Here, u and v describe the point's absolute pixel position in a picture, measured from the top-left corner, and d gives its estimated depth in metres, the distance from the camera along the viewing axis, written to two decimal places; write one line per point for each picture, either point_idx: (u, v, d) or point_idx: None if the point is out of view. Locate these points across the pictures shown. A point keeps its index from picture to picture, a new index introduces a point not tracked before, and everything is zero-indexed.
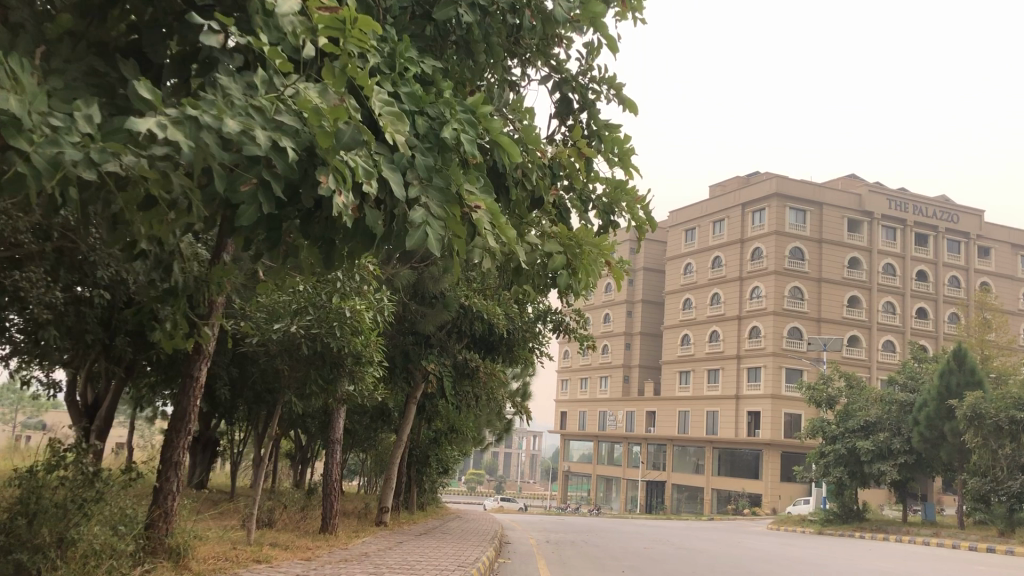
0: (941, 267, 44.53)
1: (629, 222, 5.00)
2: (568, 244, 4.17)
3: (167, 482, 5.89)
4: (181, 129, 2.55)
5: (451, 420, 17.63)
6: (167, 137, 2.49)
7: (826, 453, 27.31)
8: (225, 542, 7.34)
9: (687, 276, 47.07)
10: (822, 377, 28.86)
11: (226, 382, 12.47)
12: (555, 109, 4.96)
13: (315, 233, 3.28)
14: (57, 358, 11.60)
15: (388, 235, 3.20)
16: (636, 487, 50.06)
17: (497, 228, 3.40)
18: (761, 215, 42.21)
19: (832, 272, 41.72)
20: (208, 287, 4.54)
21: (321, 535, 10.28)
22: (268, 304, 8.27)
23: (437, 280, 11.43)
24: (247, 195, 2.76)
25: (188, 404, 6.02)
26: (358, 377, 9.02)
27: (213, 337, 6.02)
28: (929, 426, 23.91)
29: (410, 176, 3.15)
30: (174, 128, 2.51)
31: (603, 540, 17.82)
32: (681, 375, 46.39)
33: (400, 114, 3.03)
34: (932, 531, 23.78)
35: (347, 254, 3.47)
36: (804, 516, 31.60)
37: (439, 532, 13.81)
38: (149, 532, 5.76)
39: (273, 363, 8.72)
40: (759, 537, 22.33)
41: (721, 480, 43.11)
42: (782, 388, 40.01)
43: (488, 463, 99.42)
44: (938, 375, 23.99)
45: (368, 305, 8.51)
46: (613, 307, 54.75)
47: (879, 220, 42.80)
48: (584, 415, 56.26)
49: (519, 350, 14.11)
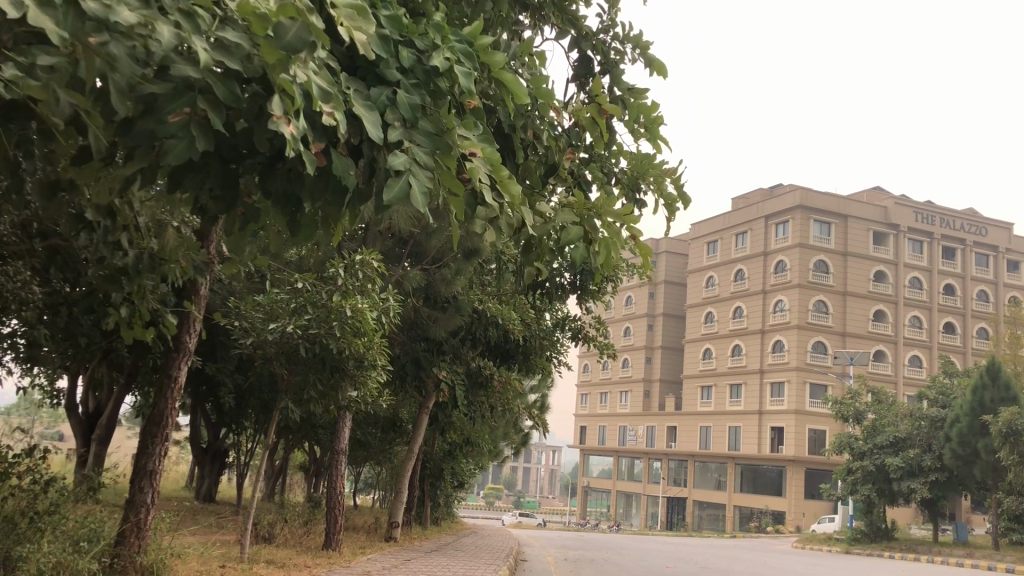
0: (970, 281, 43.47)
1: (656, 200, 4.37)
2: (582, 217, 3.57)
3: (140, 493, 5.26)
4: (57, 14, 2.02)
5: (466, 433, 17.00)
6: (35, 24, 1.97)
7: (853, 469, 26.35)
8: (211, 559, 6.74)
9: (709, 289, 46.20)
10: (849, 391, 28.04)
11: (231, 392, 11.94)
12: (573, 72, 4.40)
13: (274, 192, 2.73)
14: (56, 363, 11.17)
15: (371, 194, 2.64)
16: (657, 503, 49.08)
17: (499, 183, 2.83)
18: (785, 228, 41.32)
19: (858, 285, 40.85)
20: (174, 264, 4.01)
21: (324, 552, 9.67)
22: (266, 304, 7.79)
23: (449, 283, 10.89)
24: (175, 128, 2.21)
25: (165, 407, 5.39)
26: (361, 382, 8.25)
27: (191, 332, 5.49)
28: (961, 443, 22.86)
29: (389, 115, 2.59)
30: (42, 12, 2.00)
31: (623, 558, 17.06)
32: (703, 390, 45.43)
33: (362, 12, 2.43)
34: (964, 551, 22.78)
35: (322, 218, 2.90)
36: (831, 534, 30.64)
37: (451, 549, 13.16)
38: (117, 548, 5.17)
39: (270, 365, 8.17)
40: (783, 555, 21.50)
41: (743, 497, 42.13)
42: (806, 404, 39.07)
43: (506, 477, 98.18)
44: (971, 391, 23.01)
45: (372, 304, 7.95)
46: (634, 320, 53.93)
47: (905, 233, 41.81)
48: (604, 429, 55.37)
49: (535, 359, 13.47)
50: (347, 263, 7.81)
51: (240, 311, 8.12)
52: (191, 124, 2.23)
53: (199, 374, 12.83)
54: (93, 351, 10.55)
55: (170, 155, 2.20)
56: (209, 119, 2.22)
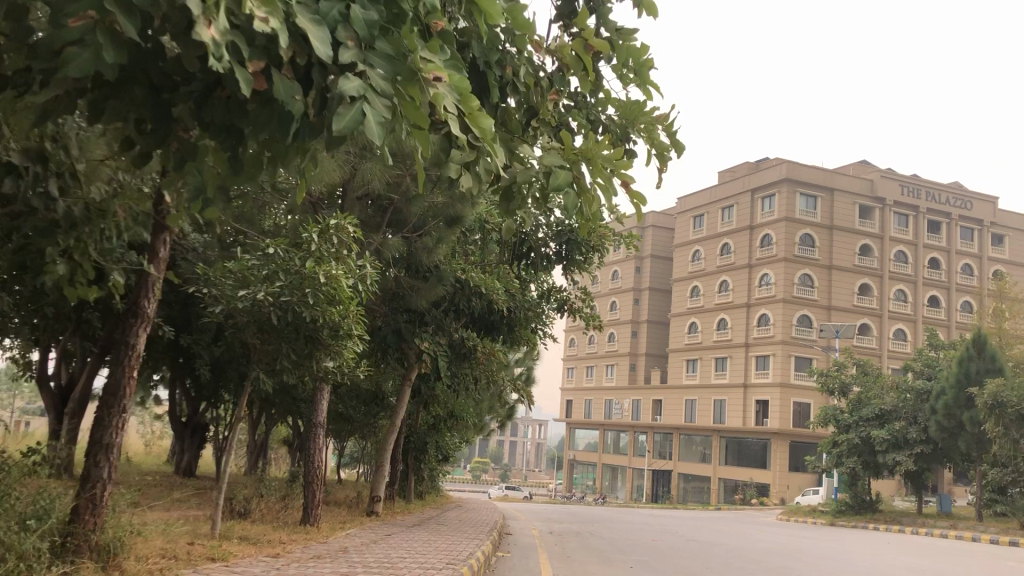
0: (955, 254, 43.44)
1: (647, 149, 4.13)
2: (571, 163, 3.28)
3: (96, 467, 4.97)
4: None
5: (450, 406, 16.75)
6: None
7: (839, 441, 26.38)
8: (177, 537, 6.45)
9: (695, 263, 45.98)
10: (834, 364, 28.04)
11: (207, 364, 11.62)
12: (558, 11, 4.04)
13: (212, 121, 2.46)
14: (27, 334, 10.81)
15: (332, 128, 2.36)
16: (642, 476, 49.18)
17: (467, 115, 2.53)
18: (771, 201, 41.05)
19: (843, 259, 40.74)
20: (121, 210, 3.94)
21: (302, 528, 9.41)
22: (236, 270, 7.45)
23: (430, 252, 10.56)
24: (78, 34, 1.92)
25: (122, 376, 5.07)
26: (337, 353, 7.90)
27: (150, 300, 5.16)
28: (947, 415, 22.80)
29: (341, 33, 2.26)
30: None
31: (609, 531, 16.89)
32: (688, 364, 45.39)
33: None
34: (947, 523, 22.77)
35: (265, 150, 2.62)
36: (816, 506, 30.73)
37: (434, 523, 12.93)
38: (70, 526, 4.88)
39: (241, 335, 7.81)
40: (769, 528, 21.39)
41: (728, 470, 42.21)
42: (791, 377, 39.07)
43: (493, 450, 97.66)
44: (958, 363, 22.87)
45: (347, 272, 7.67)
46: (620, 294, 53.75)
47: (891, 207, 41.67)
48: (590, 403, 55.39)
49: (519, 330, 13.20)
50: (321, 228, 7.52)
51: (209, 278, 7.77)
52: (98, 31, 1.93)
53: (173, 346, 12.48)
54: (61, 323, 10.16)
55: (71, 65, 1.92)
56: (119, 24, 1.92)
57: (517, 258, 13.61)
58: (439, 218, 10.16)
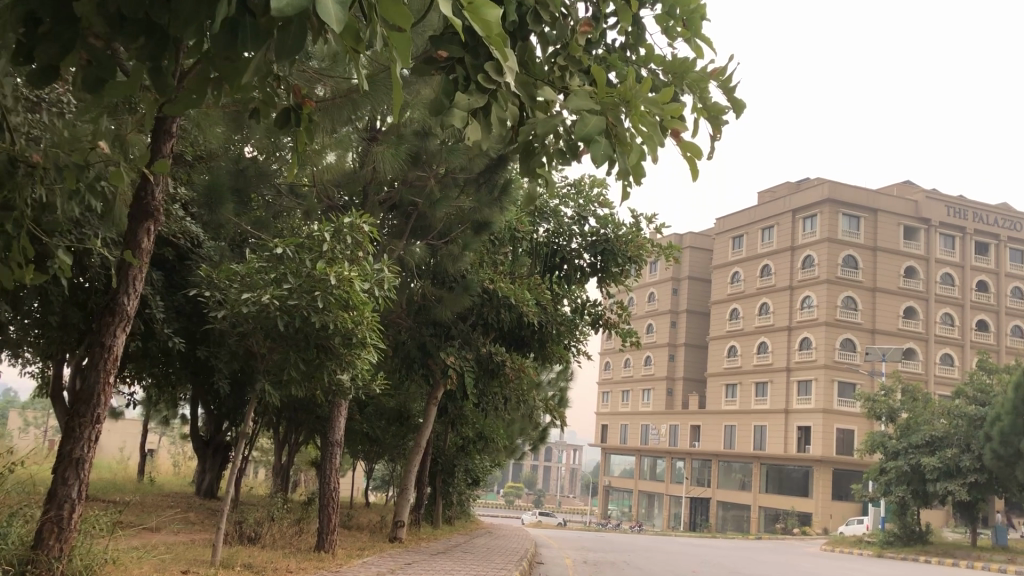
0: (1003, 277, 41.94)
1: (696, 109, 3.47)
2: (605, 106, 2.67)
3: (64, 486, 4.37)
4: None
5: (480, 425, 16.09)
6: None
7: (886, 469, 25.12)
8: (166, 566, 5.83)
9: (733, 286, 44.89)
10: (882, 388, 26.73)
11: (225, 379, 11.06)
12: None
13: (126, 17, 1.98)
14: (40, 345, 10.39)
15: (286, 29, 1.79)
16: (679, 504, 47.82)
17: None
18: (813, 222, 39.95)
19: (888, 281, 39.38)
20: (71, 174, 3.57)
21: (314, 554, 8.75)
22: (242, 272, 6.83)
23: (457, 259, 9.96)
24: None
25: (96, 381, 4.48)
26: (350, 364, 7.26)
27: (131, 301, 4.60)
28: (1003, 442, 21.48)
29: None
30: None
31: (644, 561, 15.99)
32: (727, 388, 44.23)
33: None
34: (1004, 558, 21.37)
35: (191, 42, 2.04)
36: (861, 536, 29.36)
37: (461, 551, 12.18)
38: (32, 555, 4.30)
39: (247, 344, 7.18)
40: (817, 559, 20.21)
41: (769, 498, 40.78)
42: (835, 403, 37.72)
43: (527, 475, 96.31)
44: (1014, 389, 21.62)
45: (363, 275, 7.12)
46: (657, 316, 52.82)
47: (936, 228, 40.35)
48: (626, 427, 54.26)
49: (552, 347, 12.50)
50: (334, 227, 6.97)
51: (214, 281, 7.14)
52: None
53: (193, 363, 11.94)
54: (72, 337, 9.52)
55: None
56: None
57: (549, 270, 13.04)
58: (467, 224, 9.56)
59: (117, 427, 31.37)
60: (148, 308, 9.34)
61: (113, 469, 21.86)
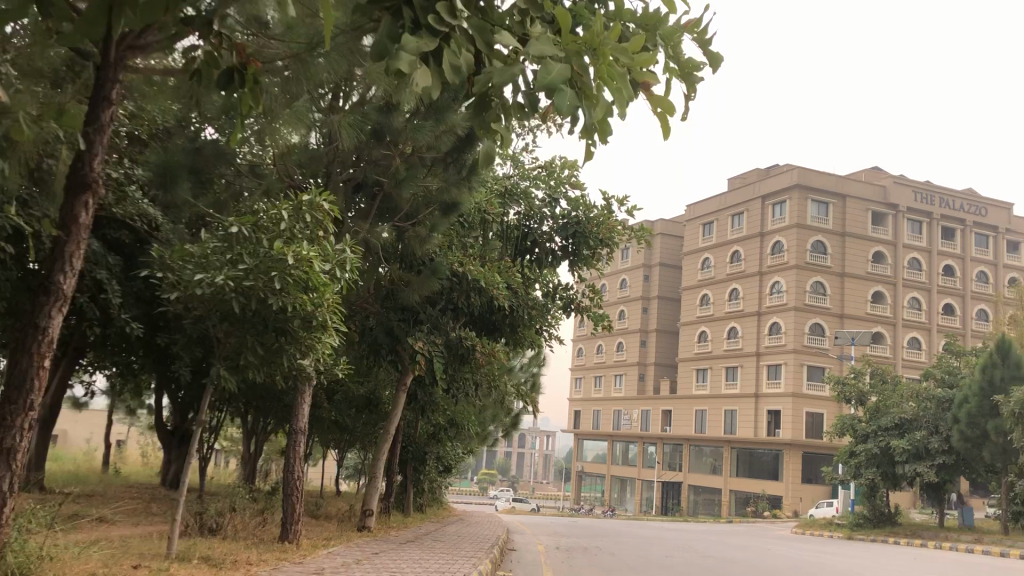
0: (970, 261, 42.35)
1: (670, 67, 3.27)
2: (569, 55, 2.45)
3: None
4: None
5: (450, 412, 15.85)
6: None
7: (856, 452, 25.22)
8: (116, 561, 5.56)
9: (704, 271, 44.92)
10: (851, 371, 26.82)
11: (186, 367, 10.73)
12: None
13: None
14: None
15: None
16: (651, 488, 47.96)
17: None
18: (782, 208, 40.05)
19: (856, 266, 39.61)
20: None
21: (277, 546, 8.48)
22: (196, 251, 6.51)
23: (424, 240, 9.67)
24: None
25: (27, 366, 4.17)
26: (311, 348, 6.99)
27: (65, 279, 4.28)
28: (970, 424, 21.51)
29: None
30: None
31: (617, 547, 15.85)
32: (698, 373, 44.37)
33: None
34: (972, 538, 21.50)
35: None
36: (832, 519, 29.52)
37: (430, 539, 11.96)
38: None
39: (203, 327, 6.86)
40: (788, 542, 20.22)
41: (740, 482, 40.99)
42: (804, 386, 37.97)
43: (500, 462, 96.34)
44: (981, 371, 21.69)
45: (324, 256, 6.85)
46: (629, 302, 52.82)
47: (904, 213, 40.64)
48: (599, 414, 54.31)
49: (523, 331, 12.26)
50: (293, 205, 6.71)
51: (167, 262, 6.74)
52: None
53: (155, 352, 11.61)
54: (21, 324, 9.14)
55: None
56: None
57: (520, 254, 12.80)
58: (434, 205, 9.27)
59: (83, 419, 30.75)
60: (104, 293, 9.00)
61: (76, 461, 21.36)
